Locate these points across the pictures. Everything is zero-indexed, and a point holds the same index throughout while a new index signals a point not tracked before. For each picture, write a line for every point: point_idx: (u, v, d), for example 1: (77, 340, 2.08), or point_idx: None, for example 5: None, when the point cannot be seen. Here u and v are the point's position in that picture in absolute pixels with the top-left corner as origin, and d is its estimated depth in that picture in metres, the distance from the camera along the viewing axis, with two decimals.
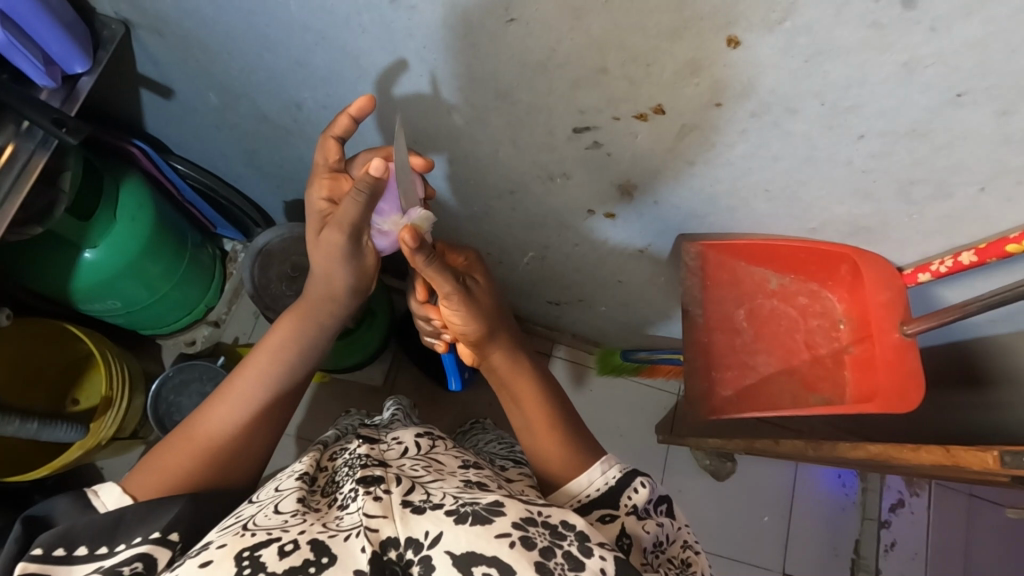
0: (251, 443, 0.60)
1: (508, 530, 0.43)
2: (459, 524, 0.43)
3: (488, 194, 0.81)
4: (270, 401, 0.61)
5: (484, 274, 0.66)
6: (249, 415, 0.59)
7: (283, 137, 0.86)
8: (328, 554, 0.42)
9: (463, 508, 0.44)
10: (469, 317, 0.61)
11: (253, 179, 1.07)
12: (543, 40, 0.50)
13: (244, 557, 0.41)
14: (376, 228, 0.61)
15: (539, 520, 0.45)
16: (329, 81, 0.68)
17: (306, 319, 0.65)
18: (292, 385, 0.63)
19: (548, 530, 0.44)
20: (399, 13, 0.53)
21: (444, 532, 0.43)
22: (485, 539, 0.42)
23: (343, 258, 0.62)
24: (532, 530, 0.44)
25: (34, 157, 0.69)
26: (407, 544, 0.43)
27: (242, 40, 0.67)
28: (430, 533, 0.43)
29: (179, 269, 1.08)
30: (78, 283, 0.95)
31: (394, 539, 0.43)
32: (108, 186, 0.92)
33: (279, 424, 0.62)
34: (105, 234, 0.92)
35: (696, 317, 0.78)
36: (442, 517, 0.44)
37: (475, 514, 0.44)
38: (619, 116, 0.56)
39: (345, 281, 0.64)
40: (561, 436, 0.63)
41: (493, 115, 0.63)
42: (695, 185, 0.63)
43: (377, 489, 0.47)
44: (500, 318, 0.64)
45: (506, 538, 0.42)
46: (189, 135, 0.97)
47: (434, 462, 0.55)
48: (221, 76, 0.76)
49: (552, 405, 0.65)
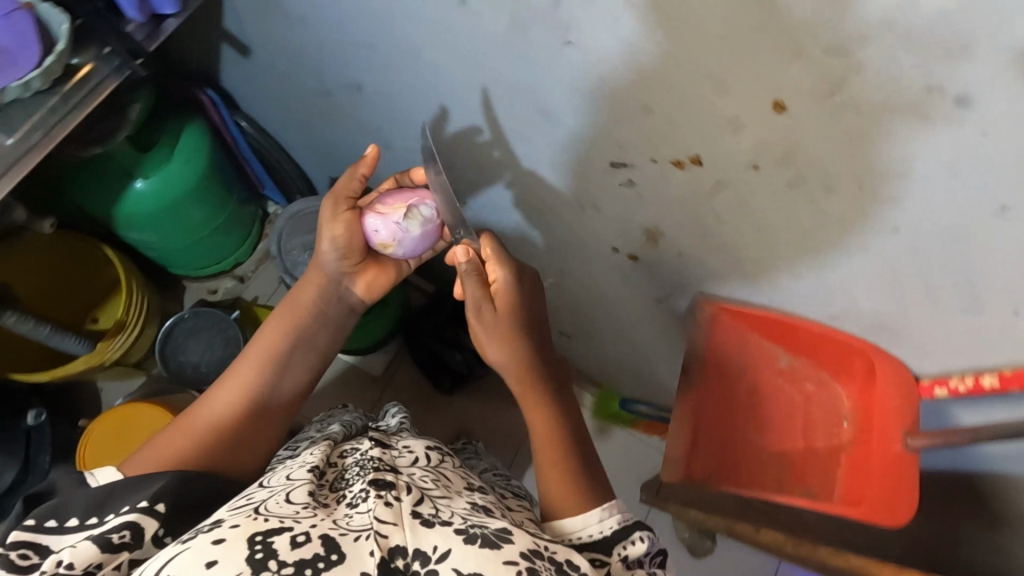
0: (246, 425, 0.60)
1: (517, 558, 0.39)
2: (467, 544, 0.40)
3: (519, 212, 0.82)
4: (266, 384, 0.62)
5: (540, 299, 0.65)
6: (245, 395, 0.61)
7: (340, 116, 0.89)
8: (337, 552, 0.38)
9: (472, 529, 0.41)
10: (487, 333, 0.60)
11: (305, 151, 1.11)
12: (592, 70, 0.51)
13: (255, 541, 0.38)
14: (369, 207, 0.67)
15: (545, 555, 0.42)
16: (390, 70, 0.70)
17: (298, 312, 0.67)
18: (293, 376, 0.64)
19: (553, 567, 0.41)
20: (464, 17, 0.54)
21: (452, 549, 0.39)
22: (493, 563, 0.38)
23: (324, 228, 0.67)
24: (539, 563, 0.40)
25: (106, 80, 0.72)
26: (414, 555, 0.39)
27: (318, 16, 0.70)
28: (438, 548, 0.39)
29: (218, 219, 1.13)
30: (121, 209, 0.99)
31: (403, 549, 0.39)
32: (172, 126, 0.98)
33: (275, 412, 0.62)
34: (158, 168, 0.97)
35: (695, 375, 0.77)
36: (452, 534, 0.41)
37: (484, 538, 0.41)
38: (657, 159, 0.56)
39: (325, 261, 0.68)
40: (567, 468, 0.57)
41: (536, 135, 0.64)
42: (722, 246, 0.62)
43: (389, 494, 0.44)
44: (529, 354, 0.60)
45: (514, 566, 0.39)
46: (254, 97, 1.01)
47: (443, 480, 0.53)
48: (293, 46, 0.79)
49: (567, 423, 0.60)
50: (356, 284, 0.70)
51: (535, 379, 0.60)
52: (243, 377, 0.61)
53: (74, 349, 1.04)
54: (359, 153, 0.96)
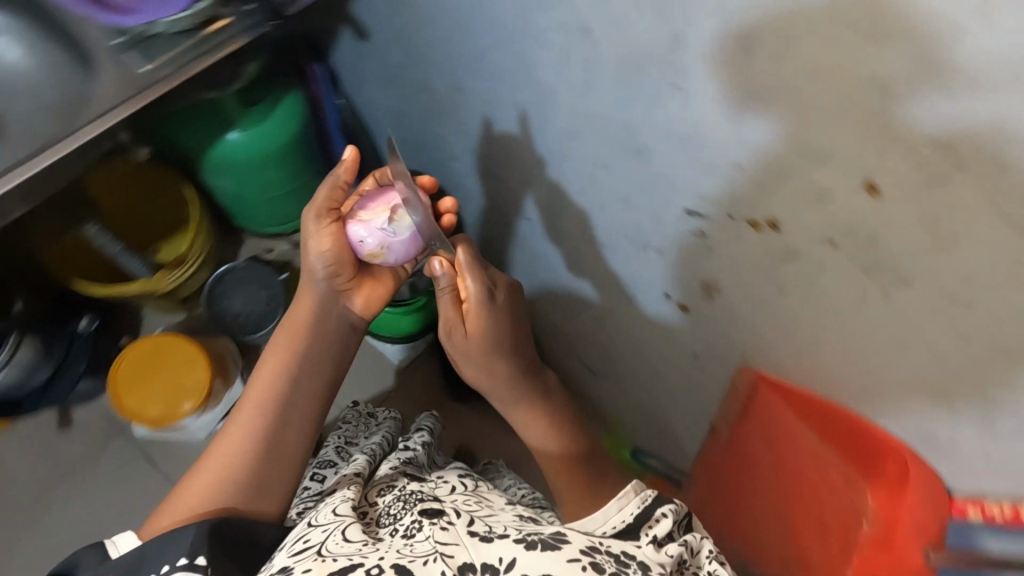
0: (261, 459, 0.63)
1: (579, 555, 0.48)
2: (530, 550, 0.48)
3: (579, 241, 0.84)
4: (271, 411, 0.65)
5: (518, 305, 0.70)
6: (251, 430, 0.64)
7: (432, 113, 0.93)
8: None
9: (530, 537, 0.50)
10: (460, 351, 0.66)
11: (388, 140, 1.16)
12: (694, 117, 0.52)
13: None
14: (352, 217, 0.73)
15: (602, 550, 0.50)
16: (494, 81, 0.73)
17: (294, 331, 0.71)
18: (301, 403, 0.67)
19: (612, 558, 0.49)
20: (582, 46, 0.57)
21: (518, 557, 0.47)
22: (558, 562, 0.47)
23: (310, 243, 0.73)
24: (598, 557, 0.49)
25: (238, 36, 0.76)
26: (484, 568, 0.47)
27: (438, 18, 0.73)
28: (504, 559, 0.47)
29: (292, 185, 1.18)
30: (211, 153, 1.05)
31: (472, 565, 0.47)
32: (275, 91, 1.05)
33: (286, 442, 0.65)
34: (253, 125, 1.04)
35: (723, 431, 0.82)
36: (513, 544, 0.49)
37: (543, 543, 0.49)
38: (733, 216, 0.57)
39: (313, 274, 0.73)
40: (581, 484, 0.66)
41: (619, 169, 0.66)
42: (778, 315, 0.62)
43: (442, 521, 0.53)
44: (500, 367, 0.67)
45: (577, 561, 0.47)
46: (355, 82, 1.07)
47: (481, 501, 0.63)
48: (406, 41, 0.84)
49: (559, 426, 0.70)
50: (354, 299, 0.75)
51: (505, 387, 0.68)
52: (252, 415, 0.64)
53: (136, 270, 1.12)
54: (440, 152, 1.00)
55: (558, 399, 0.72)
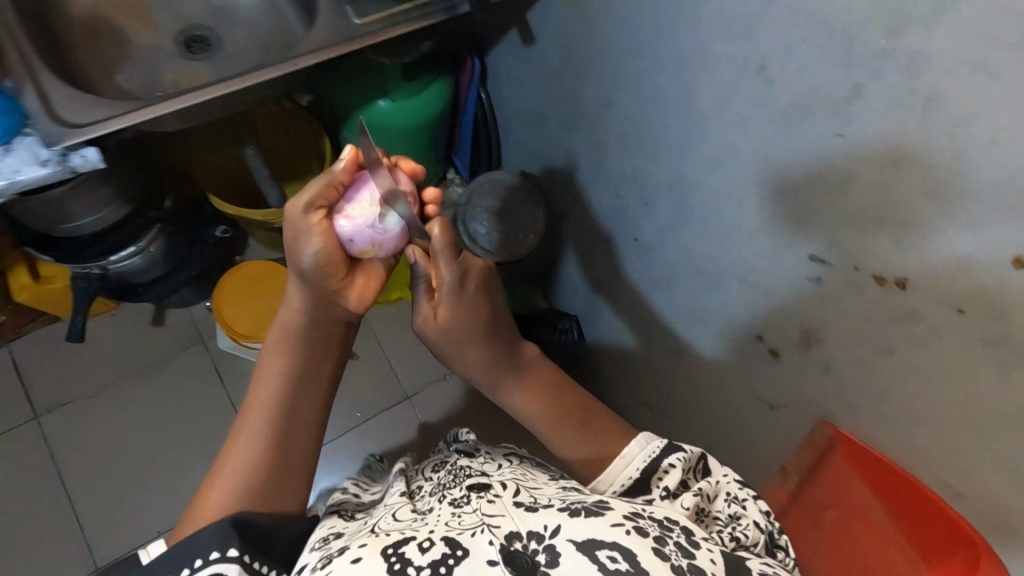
0: (281, 443, 0.65)
1: (623, 521, 0.51)
2: (574, 517, 0.51)
3: (684, 269, 0.88)
4: (275, 415, 0.66)
5: (490, 282, 0.73)
6: (262, 419, 0.65)
7: (572, 124, 1.00)
8: (461, 548, 0.50)
9: (573, 505, 0.53)
10: (442, 335, 0.71)
11: (515, 141, 1.25)
12: (849, 167, 0.56)
13: (389, 553, 0.50)
14: (340, 213, 0.71)
15: (645, 516, 0.53)
16: (646, 102, 0.79)
17: (287, 334, 0.70)
18: (309, 385, 0.69)
19: (656, 523, 0.52)
20: (755, 83, 0.62)
21: (562, 524, 0.51)
22: (603, 527, 0.50)
23: (300, 242, 0.68)
24: (642, 522, 0.52)
25: (432, 14, 0.84)
26: (529, 535, 0.51)
27: (611, 35, 0.80)
28: (549, 526, 0.51)
29: (417, 159, 1.31)
30: (359, 114, 1.15)
31: (518, 533, 0.51)
32: (431, 73, 1.13)
33: (302, 424, 0.67)
34: (404, 97, 1.12)
35: (792, 480, 0.82)
36: (556, 513, 0.52)
37: (587, 510, 0.52)
38: (860, 268, 0.60)
39: (302, 272, 0.70)
40: (584, 447, 0.71)
41: (748, 205, 0.70)
42: (877, 376, 0.64)
43: (487, 495, 0.59)
44: (480, 349, 0.71)
45: (621, 526, 0.50)
46: (504, 83, 1.17)
47: (528, 473, 0.68)
48: (570, 53, 0.91)
49: (546, 400, 0.73)
50: (348, 296, 0.72)
51: (481, 363, 0.72)
52: (264, 407, 0.66)
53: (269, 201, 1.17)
54: (566, 161, 1.07)
55: (542, 369, 0.75)
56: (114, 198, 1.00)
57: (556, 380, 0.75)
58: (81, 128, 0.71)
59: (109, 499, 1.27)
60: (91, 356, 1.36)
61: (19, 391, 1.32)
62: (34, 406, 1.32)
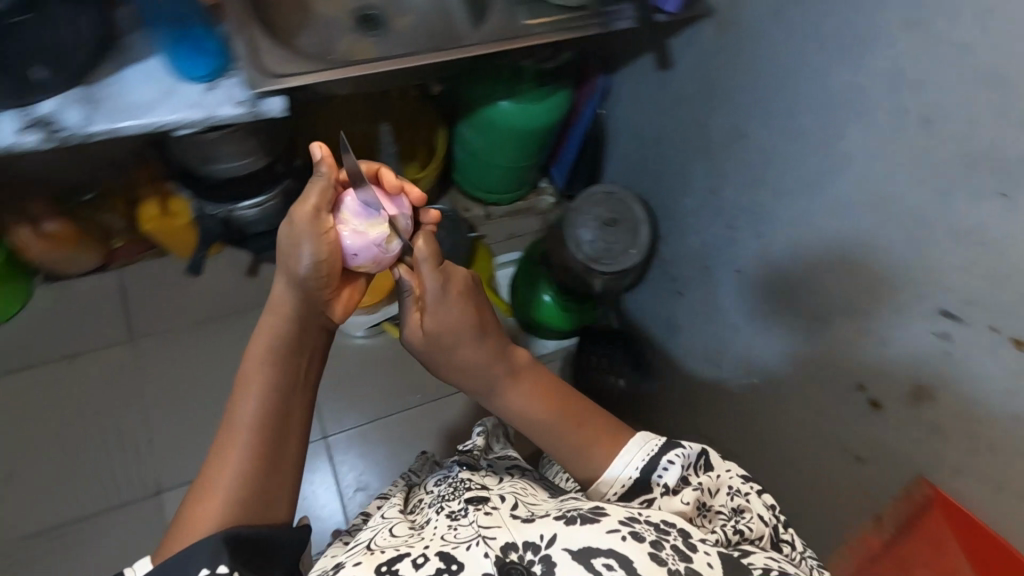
0: (272, 453, 0.58)
1: (617, 526, 0.51)
2: (568, 524, 0.52)
3: (789, 305, 0.89)
4: (259, 426, 0.58)
5: (478, 288, 0.66)
6: (248, 426, 0.58)
7: (690, 150, 1.03)
8: (456, 562, 0.52)
9: (569, 513, 0.53)
10: (433, 352, 0.63)
11: (620, 159, 1.29)
12: (1006, 227, 0.57)
13: (381, 569, 0.52)
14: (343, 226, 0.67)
15: (642, 519, 0.52)
16: (783, 138, 0.82)
17: (274, 338, 0.62)
18: (301, 389, 0.62)
19: (653, 527, 0.52)
20: (917, 134, 0.64)
21: (558, 534, 0.52)
22: (597, 534, 0.50)
23: (292, 248, 0.63)
24: (639, 526, 0.51)
25: (589, 26, 0.89)
26: (525, 547, 0.52)
27: (757, 69, 0.83)
28: (545, 536, 0.52)
29: (519, 162, 1.37)
30: (480, 111, 1.22)
31: (513, 544, 0.53)
32: (555, 84, 1.18)
33: (294, 431, 0.60)
34: (525, 102, 1.17)
35: (883, 529, 0.80)
36: (553, 523, 0.53)
37: (582, 517, 0.52)
38: (997, 328, 0.61)
39: (292, 278, 0.63)
40: (585, 471, 0.63)
41: (879, 251, 0.71)
42: (993, 440, 0.64)
43: (485, 507, 0.59)
44: (478, 366, 0.62)
45: (616, 532, 0.50)
46: (623, 103, 1.21)
47: (528, 488, 0.67)
48: (704, 82, 0.95)
49: (537, 414, 0.63)
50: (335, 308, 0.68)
51: (464, 376, 0.63)
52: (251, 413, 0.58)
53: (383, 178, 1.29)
54: (676, 184, 1.10)
55: (536, 374, 0.65)
56: (257, 150, 1.08)
57: (552, 386, 0.65)
58: (275, 79, 0.75)
59: (182, 428, 1.35)
60: (189, 292, 1.45)
61: (121, 312, 1.42)
62: (132, 329, 1.41)
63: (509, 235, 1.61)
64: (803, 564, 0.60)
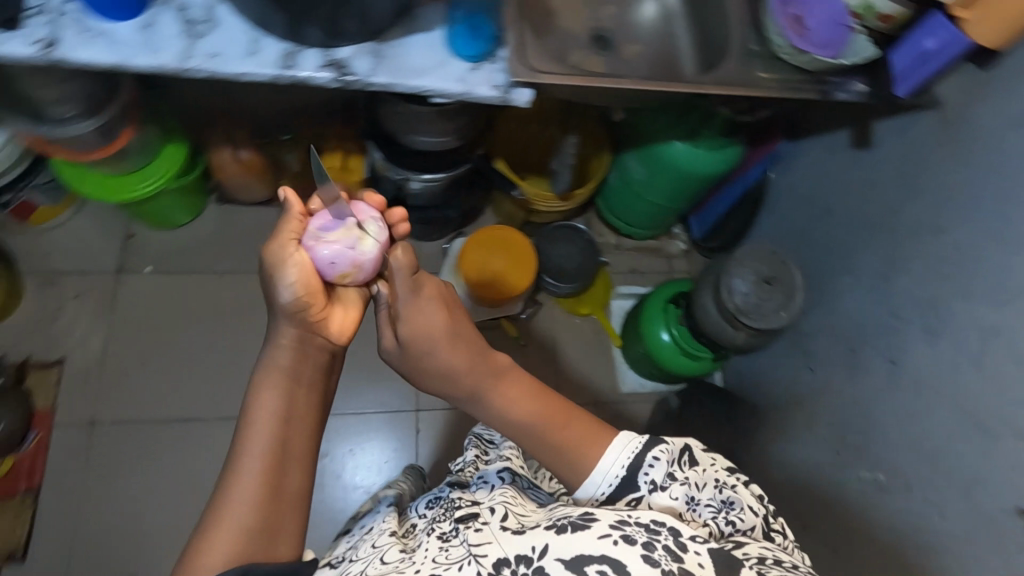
0: (281, 482, 0.63)
1: (609, 531, 0.53)
2: (560, 533, 0.55)
3: (950, 408, 0.87)
4: (268, 455, 0.63)
5: (448, 293, 0.75)
6: (260, 455, 0.63)
7: (869, 231, 1.04)
8: None
9: (559, 521, 0.56)
10: (421, 351, 0.72)
11: (777, 224, 1.30)
12: None
13: None
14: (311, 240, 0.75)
15: (631, 522, 0.55)
16: (993, 242, 0.83)
17: (279, 370, 0.68)
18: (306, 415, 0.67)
19: (643, 529, 0.54)
20: None
21: (548, 544, 0.54)
22: (591, 541, 0.52)
23: (275, 275, 0.70)
24: (629, 529, 0.54)
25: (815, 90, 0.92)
26: (518, 561, 0.55)
27: (982, 172, 0.85)
28: (536, 548, 0.55)
29: (669, 204, 1.39)
30: (650, 148, 1.27)
31: (507, 559, 0.56)
32: (736, 137, 1.22)
33: (300, 458, 0.65)
34: (704, 148, 1.21)
35: None
36: (541, 534, 0.56)
37: (572, 525, 0.55)
38: None
39: (281, 308, 0.70)
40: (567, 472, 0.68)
41: None
42: None
43: (475, 524, 0.63)
44: (455, 363, 0.70)
45: (608, 538, 0.52)
46: (798, 171, 1.23)
47: (518, 496, 0.70)
48: (908, 171, 0.96)
49: (522, 413, 0.70)
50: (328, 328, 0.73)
51: (448, 378, 0.71)
52: (261, 443, 0.63)
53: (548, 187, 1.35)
54: (842, 261, 1.10)
55: (517, 375, 0.72)
56: (455, 133, 1.17)
57: (530, 384, 0.72)
58: (536, 74, 0.83)
59: None
60: None
61: None
62: None
63: (632, 269, 1.63)
64: (791, 551, 0.63)
